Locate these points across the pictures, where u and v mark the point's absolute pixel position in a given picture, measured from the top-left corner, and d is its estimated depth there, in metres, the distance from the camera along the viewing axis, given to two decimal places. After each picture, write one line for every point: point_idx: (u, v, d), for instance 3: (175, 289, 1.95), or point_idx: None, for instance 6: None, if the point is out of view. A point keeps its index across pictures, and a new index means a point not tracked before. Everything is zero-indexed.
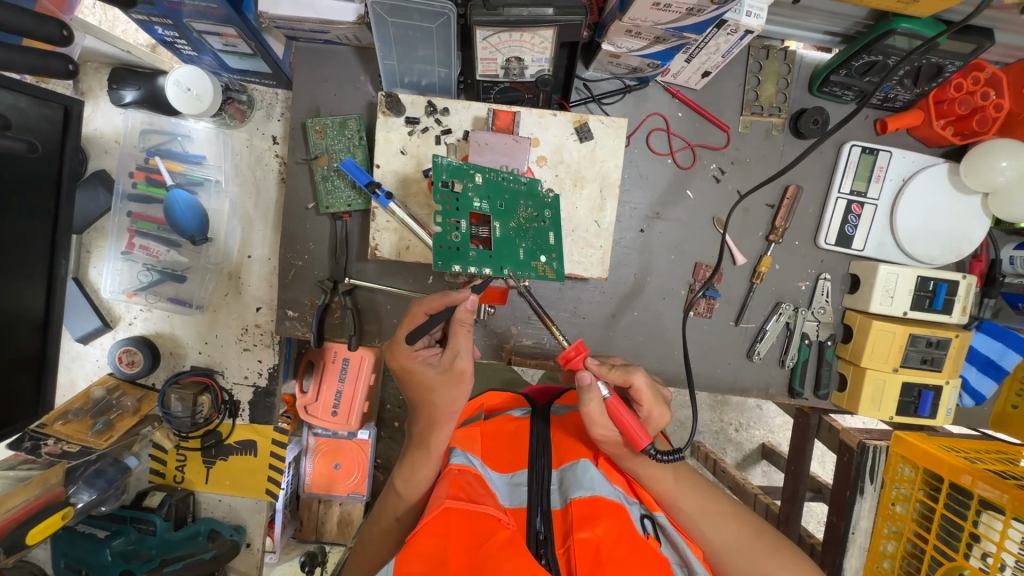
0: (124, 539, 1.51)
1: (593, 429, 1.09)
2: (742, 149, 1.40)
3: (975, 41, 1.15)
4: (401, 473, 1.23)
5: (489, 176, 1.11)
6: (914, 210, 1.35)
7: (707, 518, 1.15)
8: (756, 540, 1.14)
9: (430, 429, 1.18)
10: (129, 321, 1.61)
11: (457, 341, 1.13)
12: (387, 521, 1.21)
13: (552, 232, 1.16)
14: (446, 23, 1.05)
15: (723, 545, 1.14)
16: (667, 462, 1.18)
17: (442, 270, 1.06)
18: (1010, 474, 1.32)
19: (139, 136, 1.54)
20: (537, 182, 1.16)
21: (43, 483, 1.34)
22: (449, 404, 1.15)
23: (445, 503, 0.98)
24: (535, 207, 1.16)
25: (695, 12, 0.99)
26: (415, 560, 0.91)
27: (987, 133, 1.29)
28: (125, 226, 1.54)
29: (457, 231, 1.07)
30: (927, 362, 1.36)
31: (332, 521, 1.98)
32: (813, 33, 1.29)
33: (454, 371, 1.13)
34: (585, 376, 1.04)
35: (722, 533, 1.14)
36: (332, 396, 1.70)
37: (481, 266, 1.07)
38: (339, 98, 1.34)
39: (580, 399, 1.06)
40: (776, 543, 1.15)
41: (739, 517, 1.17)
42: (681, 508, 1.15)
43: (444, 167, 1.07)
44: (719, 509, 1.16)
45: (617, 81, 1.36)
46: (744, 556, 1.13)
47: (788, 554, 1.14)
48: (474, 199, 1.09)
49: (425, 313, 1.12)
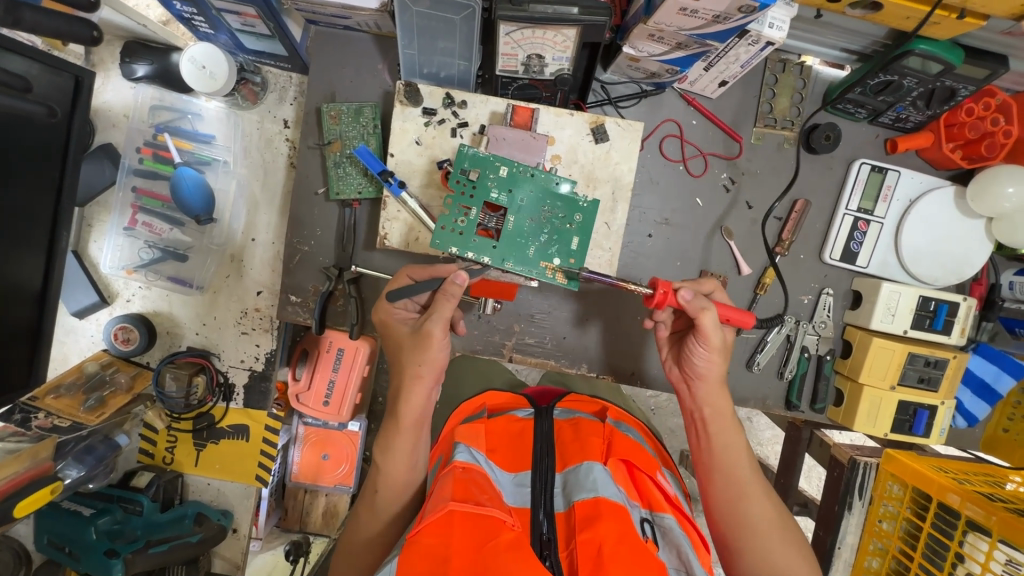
0: (110, 518, 1.47)
1: (709, 336, 1.15)
2: (754, 160, 1.41)
3: (989, 67, 1.17)
4: (380, 448, 1.17)
5: (514, 170, 1.12)
6: (918, 231, 1.36)
7: (752, 489, 1.16)
8: (785, 532, 1.13)
9: (402, 394, 1.14)
10: (127, 298, 1.60)
11: (436, 306, 1.09)
12: (368, 498, 1.18)
13: (575, 237, 1.13)
14: (470, 15, 1.05)
15: (755, 521, 1.13)
16: (736, 429, 1.21)
17: (437, 249, 1.10)
18: (997, 497, 1.33)
19: (148, 112, 1.51)
20: (571, 184, 1.13)
21: (32, 456, 1.28)
22: (416, 368, 1.11)
23: (447, 505, 0.97)
24: (565, 209, 1.13)
25: (721, 20, 0.99)
26: (415, 562, 0.92)
27: (994, 159, 1.30)
28: (129, 201, 1.51)
29: (463, 217, 1.11)
30: (924, 381, 1.37)
31: (317, 511, 1.92)
32: (830, 49, 1.31)
33: (430, 336, 1.10)
34: (682, 291, 1.10)
35: (760, 508, 1.14)
36: (324, 385, 1.67)
37: (479, 254, 1.10)
38: (355, 85, 1.33)
39: (696, 312, 1.12)
40: (800, 544, 1.13)
41: (777, 500, 1.17)
42: (733, 469, 1.17)
43: (468, 156, 1.11)
44: (764, 487, 1.16)
45: (634, 86, 1.37)
46: (775, 538, 1.11)
47: (808, 552, 1.13)
48: (492, 190, 1.11)
49: (411, 277, 1.17)
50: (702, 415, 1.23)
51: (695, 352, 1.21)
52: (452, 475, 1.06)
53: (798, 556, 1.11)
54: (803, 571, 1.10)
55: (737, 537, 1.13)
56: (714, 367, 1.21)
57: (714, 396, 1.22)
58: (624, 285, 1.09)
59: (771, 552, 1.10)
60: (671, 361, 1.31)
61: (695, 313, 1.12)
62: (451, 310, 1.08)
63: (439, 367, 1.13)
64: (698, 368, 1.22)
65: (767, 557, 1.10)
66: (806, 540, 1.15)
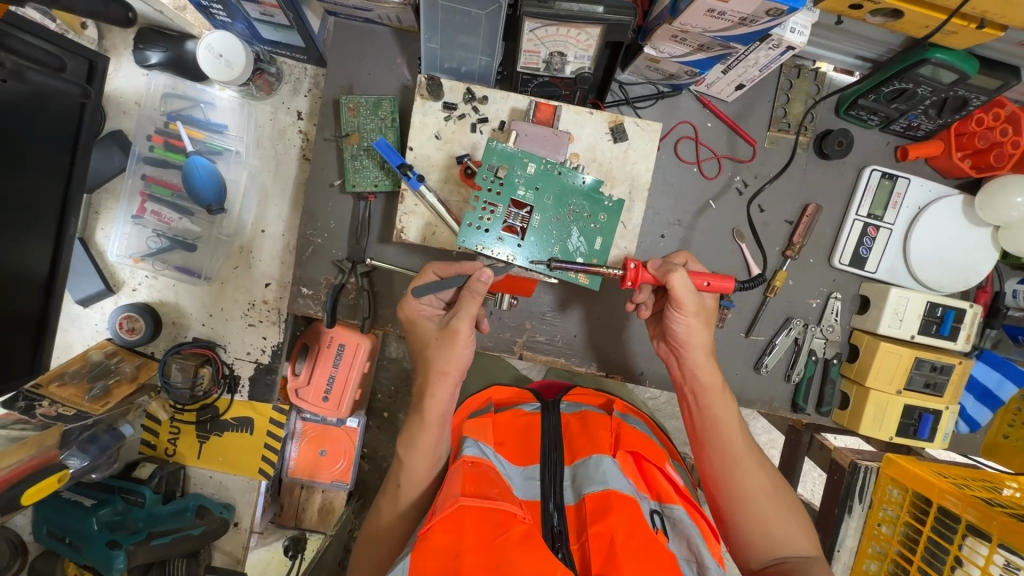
0: (111, 510, 1.45)
1: (685, 301, 1.10)
2: (766, 164, 1.43)
3: (1002, 78, 1.18)
4: (404, 443, 1.18)
5: (542, 167, 1.14)
6: (927, 237, 1.38)
7: (744, 458, 1.20)
8: (776, 498, 1.18)
9: (427, 390, 1.14)
10: (133, 287, 1.58)
11: (462, 303, 1.09)
12: (391, 493, 1.19)
13: (599, 237, 1.17)
14: (496, 11, 1.05)
15: (746, 487, 1.18)
16: (728, 399, 1.22)
17: (463, 246, 1.13)
18: (996, 502, 1.34)
19: (161, 99, 1.49)
20: (599, 183, 1.15)
21: (38, 445, 1.27)
22: (442, 364, 1.11)
23: (459, 500, 0.97)
24: (590, 207, 1.16)
25: (747, 22, 1.00)
26: (430, 556, 0.92)
27: (1003, 168, 1.32)
28: (138, 188, 1.50)
29: (490, 214, 1.13)
30: (930, 387, 1.39)
31: (313, 507, 1.88)
32: (845, 56, 1.32)
33: (455, 333, 1.09)
34: (654, 261, 1.13)
35: (755, 478, 1.18)
36: (325, 380, 1.60)
37: (504, 251, 1.14)
38: (373, 78, 1.33)
39: (665, 278, 1.09)
40: (793, 509, 1.19)
41: (770, 468, 1.22)
42: (728, 442, 1.20)
43: (497, 151, 1.12)
44: (758, 456, 1.21)
45: (651, 87, 1.38)
46: (766, 503, 1.17)
47: (802, 516, 1.20)
48: (519, 186, 1.13)
49: (435, 273, 1.17)
50: (695, 387, 1.22)
51: (673, 319, 1.16)
52: (461, 470, 1.06)
53: (790, 521, 1.17)
54: (796, 534, 1.16)
55: (733, 505, 1.19)
56: (699, 335, 1.17)
57: (699, 367, 1.20)
58: (598, 270, 1.11)
59: (762, 516, 1.16)
60: (658, 331, 1.29)
61: (665, 280, 1.09)
62: (476, 308, 1.09)
63: (464, 364, 1.13)
64: (679, 338, 1.18)
65: (763, 523, 1.16)
66: (799, 506, 1.21)
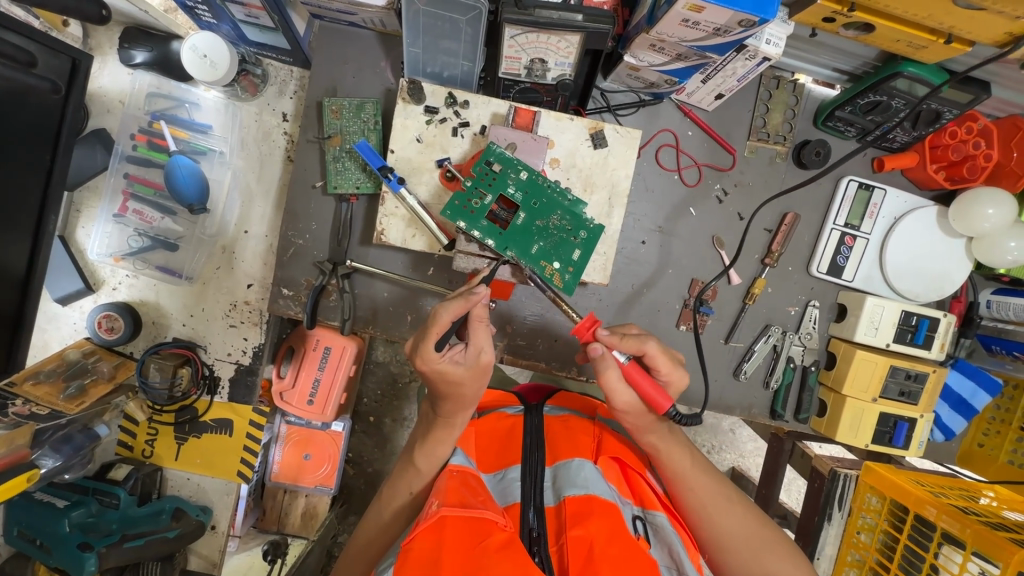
0: (84, 511, 1.43)
1: (613, 398, 1.08)
2: (746, 172, 1.44)
3: (973, 92, 1.20)
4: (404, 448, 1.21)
5: (534, 176, 1.16)
6: (903, 247, 1.40)
7: (716, 507, 1.16)
8: (761, 539, 1.14)
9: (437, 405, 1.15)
10: (113, 286, 1.58)
11: (475, 335, 1.08)
12: (385, 506, 1.20)
13: (577, 249, 1.16)
14: (476, 17, 1.06)
15: (729, 533, 1.15)
16: (684, 447, 1.20)
17: (447, 219, 1.13)
18: (972, 510, 1.34)
19: (145, 99, 1.49)
20: (582, 203, 1.18)
21: (8, 443, 1.23)
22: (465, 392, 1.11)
23: (439, 512, 0.96)
24: (572, 223, 1.17)
25: (721, 33, 1.02)
26: (410, 567, 0.89)
27: (976, 180, 1.35)
28: (120, 187, 1.49)
29: (478, 199, 1.13)
30: (905, 395, 1.41)
31: (296, 512, 1.83)
32: (822, 68, 1.35)
33: (479, 366, 1.08)
34: (596, 348, 1.07)
35: (730, 524, 1.15)
36: (309, 383, 1.58)
37: (485, 237, 1.12)
38: (357, 81, 1.34)
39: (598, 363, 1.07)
40: (781, 545, 1.15)
41: (745, 507, 1.18)
42: (695, 495, 1.17)
43: (495, 152, 1.15)
44: (726, 499, 1.18)
45: (632, 95, 1.40)
46: (752, 545, 1.14)
47: (788, 550, 1.15)
48: (509, 186, 1.14)
49: (447, 320, 1.01)
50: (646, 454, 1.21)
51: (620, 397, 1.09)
52: (448, 480, 1.06)
53: (772, 557, 1.12)
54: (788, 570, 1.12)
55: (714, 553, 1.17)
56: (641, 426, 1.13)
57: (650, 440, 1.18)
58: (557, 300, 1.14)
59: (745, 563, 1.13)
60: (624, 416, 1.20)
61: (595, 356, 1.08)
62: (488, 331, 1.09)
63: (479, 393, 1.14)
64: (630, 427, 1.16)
65: (747, 565, 1.13)
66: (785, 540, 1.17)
